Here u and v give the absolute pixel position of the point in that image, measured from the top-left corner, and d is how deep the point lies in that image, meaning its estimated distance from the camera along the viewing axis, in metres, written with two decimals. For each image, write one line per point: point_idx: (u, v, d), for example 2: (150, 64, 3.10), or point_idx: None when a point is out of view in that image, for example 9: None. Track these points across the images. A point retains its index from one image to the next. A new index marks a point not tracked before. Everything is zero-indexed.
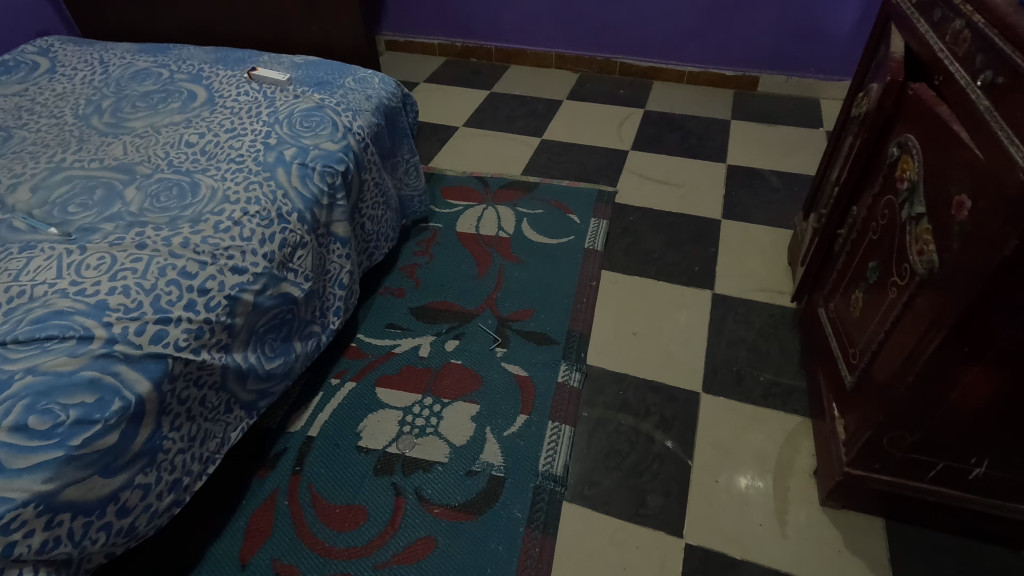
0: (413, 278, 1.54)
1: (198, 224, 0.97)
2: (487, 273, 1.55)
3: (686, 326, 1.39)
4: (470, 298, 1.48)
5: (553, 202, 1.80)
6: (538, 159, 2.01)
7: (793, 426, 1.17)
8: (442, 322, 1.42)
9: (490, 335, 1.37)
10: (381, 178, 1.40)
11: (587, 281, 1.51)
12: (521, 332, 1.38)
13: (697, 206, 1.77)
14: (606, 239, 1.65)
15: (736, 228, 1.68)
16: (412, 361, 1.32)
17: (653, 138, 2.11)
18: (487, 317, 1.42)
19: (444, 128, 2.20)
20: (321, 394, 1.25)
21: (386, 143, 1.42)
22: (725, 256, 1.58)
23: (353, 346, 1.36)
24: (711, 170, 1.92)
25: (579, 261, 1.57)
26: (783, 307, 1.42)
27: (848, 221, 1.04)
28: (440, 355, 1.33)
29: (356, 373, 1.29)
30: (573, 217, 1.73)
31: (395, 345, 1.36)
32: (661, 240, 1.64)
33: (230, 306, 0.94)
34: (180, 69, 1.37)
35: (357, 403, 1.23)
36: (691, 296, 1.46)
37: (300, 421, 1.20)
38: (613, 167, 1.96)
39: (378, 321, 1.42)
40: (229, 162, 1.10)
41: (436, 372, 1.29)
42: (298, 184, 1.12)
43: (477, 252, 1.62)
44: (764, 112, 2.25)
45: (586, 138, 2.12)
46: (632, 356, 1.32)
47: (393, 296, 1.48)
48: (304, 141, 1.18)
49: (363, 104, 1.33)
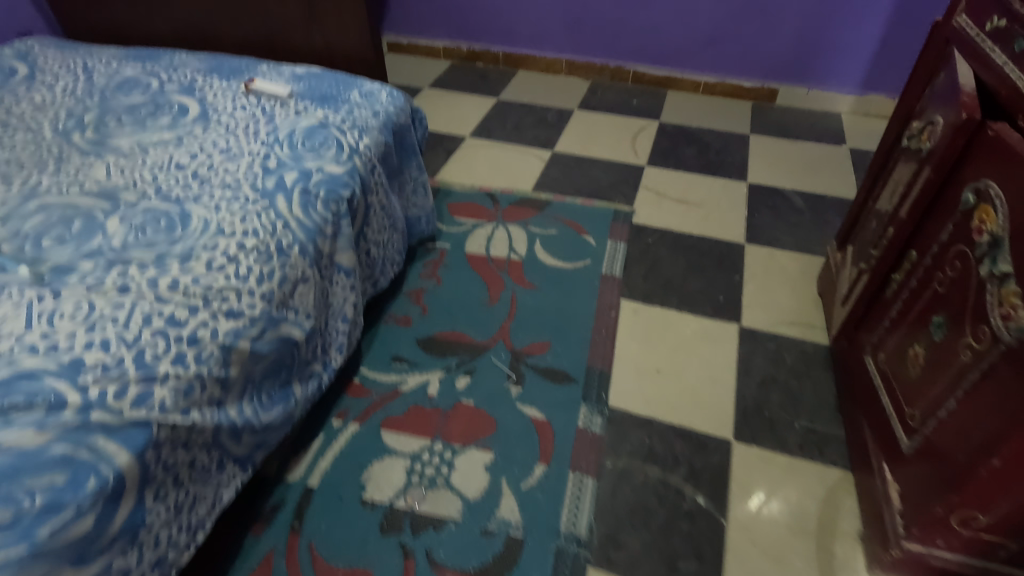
0: (419, 304, 1.44)
1: (188, 262, 0.87)
2: (499, 301, 1.45)
3: (713, 363, 1.30)
4: (482, 329, 1.38)
5: (567, 222, 1.71)
6: (550, 174, 1.92)
7: (833, 481, 1.08)
8: (452, 355, 1.32)
9: (504, 372, 1.28)
10: (387, 200, 1.30)
11: (605, 311, 1.42)
12: (537, 368, 1.28)
13: (718, 228, 1.68)
14: (624, 263, 1.56)
15: (760, 254, 1.59)
16: (420, 400, 1.22)
17: (669, 152, 2.02)
18: (500, 350, 1.32)
19: (450, 137, 2.10)
20: (321, 437, 1.15)
21: (393, 162, 1.32)
22: (750, 285, 1.49)
23: (356, 382, 1.26)
24: (731, 189, 1.83)
25: (597, 289, 1.48)
26: (816, 343, 1.33)
27: (904, 266, 0.95)
28: (451, 394, 1.23)
29: (360, 414, 1.20)
30: (588, 238, 1.64)
31: (402, 381, 1.26)
32: (682, 266, 1.55)
33: (224, 357, 0.84)
34: (171, 78, 1.27)
35: (361, 449, 1.14)
36: (716, 329, 1.38)
37: (299, 469, 1.10)
38: (629, 183, 1.86)
39: (382, 354, 1.32)
40: (223, 189, 1.00)
41: (446, 414, 1.20)
42: (300, 214, 1.02)
43: (488, 276, 1.53)
44: (784, 126, 2.16)
45: (600, 151, 2.02)
46: (655, 396, 1.23)
47: (399, 326, 1.39)
48: (307, 165, 1.08)
49: (369, 120, 1.23)
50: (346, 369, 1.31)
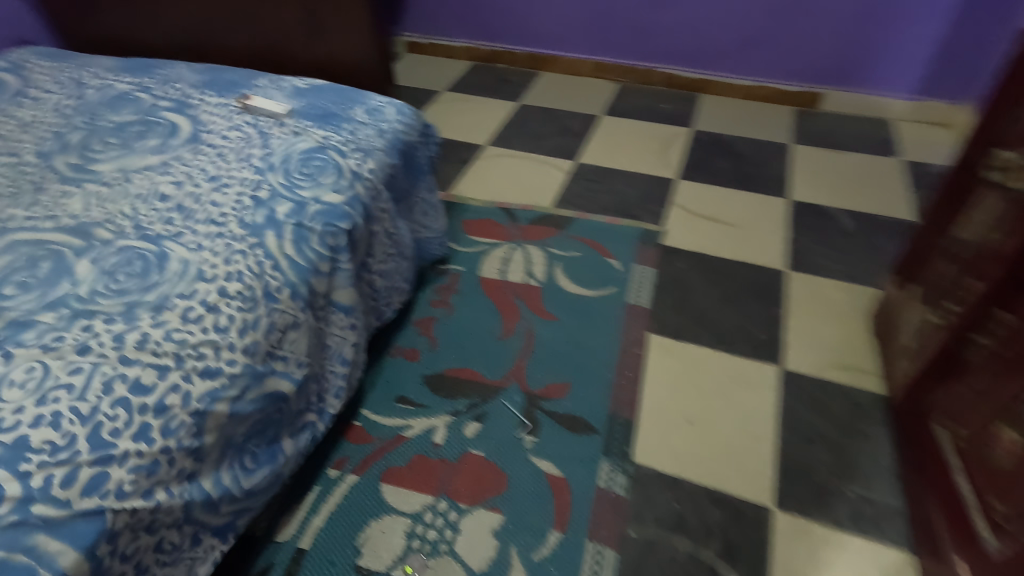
0: (428, 336, 1.34)
1: (162, 314, 0.78)
2: (514, 335, 1.33)
3: (751, 414, 1.16)
4: (494, 368, 1.26)
5: (590, 243, 1.58)
6: (572, 187, 1.78)
7: (891, 565, 0.94)
8: (461, 397, 1.21)
9: (517, 419, 1.16)
10: (394, 226, 1.20)
11: (630, 348, 1.29)
12: (554, 416, 1.17)
13: (756, 252, 1.53)
14: (651, 292, 1.42)
15: (804, 283, 1.43)
16: (425, 449, 1.12)
17: (702, 164, 1.86)
18: (513, 393, 1.21)
19: (467, 146, 1.98)
20: (316, 491, 1.06)
21: (401, 185, 1.21)
22: (793, 320, 1.34)
23: (356, 426, 1.16)
24: (771, 207, 1.67)
25: (621, 322, 1.35)
26: (869, 393, 1.18)
27: (992, 328, 0.80)
28: (458, 443, 1.13)
29: (359, 463, 1.10)
30: (613, 262, 1.51)
31: (406, 427, 1.16)
32: (716, 297, 1.41)
33: (197, 425, 0.74)
34: (164, 93, 1.17)
35: (359, 505, 1.04)
36: (755, 372, 1.23)
37: (290, 527, 1.01)
38: (658, 200, 1.72)
39: (387, 394, 1.22)
40: (208, 223, 0.90)
41: (453, 467, 1.09)
42: (292, 251, 0.92)
43: (503, 305, 1.41)
44: (829, 135, 1.98)
45: (627, 162, 1.88)
46: (685, 452, 1.10)
47: (406, 361, 1.28)
48: (302, 194, 0.98)
49: (374, 140, 1.12)
50: (347, 409, 1.21)
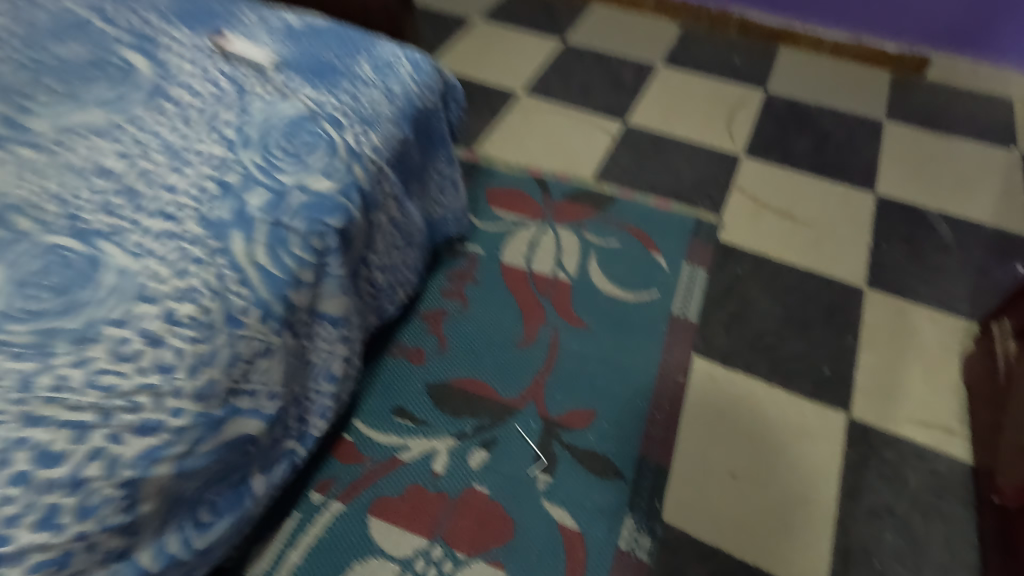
0: (436, 334, 1.16)
1: (87, 348, 0.60)
2: (535, 343, 1.15)
3: (806, 472, 0.98)
4: (508, 383, 1.09)
5: (634, 231, 1.34)
6: (618, 157, 1.52)
7: None
8: (469, 416, 1.05)
9: (532, 452, 1.00)
10: (401, 211, 0.99)
11: (670, 373, 1.10)
12: (575, 452, 1.00)
13: (831, 261, 1.29)
14: (701, 302, 1.21)
15: (886, 307, 1.21)
16: (423, 479, 0.97)
17: (775, 139, 1.57)
18: (529, 417, 1.04)
19: (500, 93, 1.70)
20: (295, 518, 0.92)
21: (412, 160, 0.99)
22: (868, 355, 1.13)
23: (346, 440, 1.01)
24: (854, 204, 1.41)
25: (662, 338, 1.15)
26: (954, 460, 0.99)
27: None
28: (461, 475, 0.98)
29: (346, 488, 0.96)
30: (658, 259, 1.29)
31: (402, 448, 1.01)
32: (778, 315, 1.19)
33: (129, 497, 0.59)
34: (123, 20, 0.93)
35: (342, 541, 0.91)
36: (817, 420, 1.04)
37: (262, 561, 0.88)
38: (718, 182, 1.46)
39: (384, 403, 1.06)
40: (159, 217, 0.71)
41: (452, 505, 0.95)
42: (265, 259, 0.73)
43: (526, 304, 1.21)
44: (931, 113, 1.66)
45: (685, 130, 1.60)
46: (723, 514, 0.94)
47: (408, 363, 1.12)
48: (282, 181, 0.77)
49: (381, 107, 0.89)
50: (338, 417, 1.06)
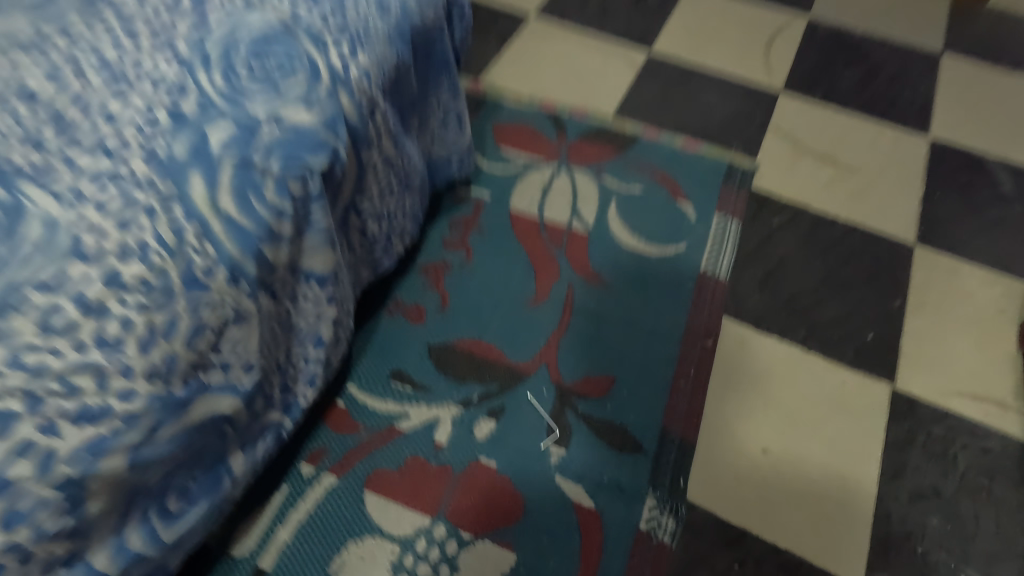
0: (438, 289, 1.04)
1: (4, 318, 0.48)
2: (547, 301, 1.04)
3: (843, 448, 0.90)
4: (517, 345, 0.99)
5: (659, 176, 1.20)
6: (642, 90, 1.35)
7: None
8: (474, 381, 0.95)
9: (544, 422, 0.91)
10: (396, 150, 0.85)
11: (697, 337, 1.00)
12: (592, 424, 0.91)
13: (877, 214, 1.16)
14: (732, 258, 1.09)
15: (937, 267, 1.09)
16: (424, 450, 0.89)
17: (818, 72, 1.40)
18: (540, 384, 0.95)
19: (509, 14, 1.50)
20: (284, 492, 0.84)
21: (409, 89, 0.84)
22: (916, 320, 1.02)
23: (339, 407, 0.92)
24: (905, 149, 1.26)
25: (688, 298, 1.04)
26: (1005, 437, 0.91)
27: None
28: (466, 447, 0.89)
29: (339, 459, 0.87)
30: (685, 208, 1.16)
31: (401, 416, 0.91)
32: (816, 274, 1.08)
33: (72, 499, 0.49)
34: None
35: (336, 518, 0.83)
36: (857, 391, 0.95)
37: (249, 539, 0.81)
38: (754, 122, 1.30)
39: (380, 366, 0.96)
40: (96, 153, 0.57)
41: (457, 480, 0.86)
42: (232, 209, 0.60)
43: (538, 257, 1.09)
44: (994, 44, 1.47)
45: (717, 60, 1.42)
46: (753, 494, 0.86)
47: (406, 322, 1.01)
48: (250, 110, 0.63)
49: (373, 21, 0.74)
50: None
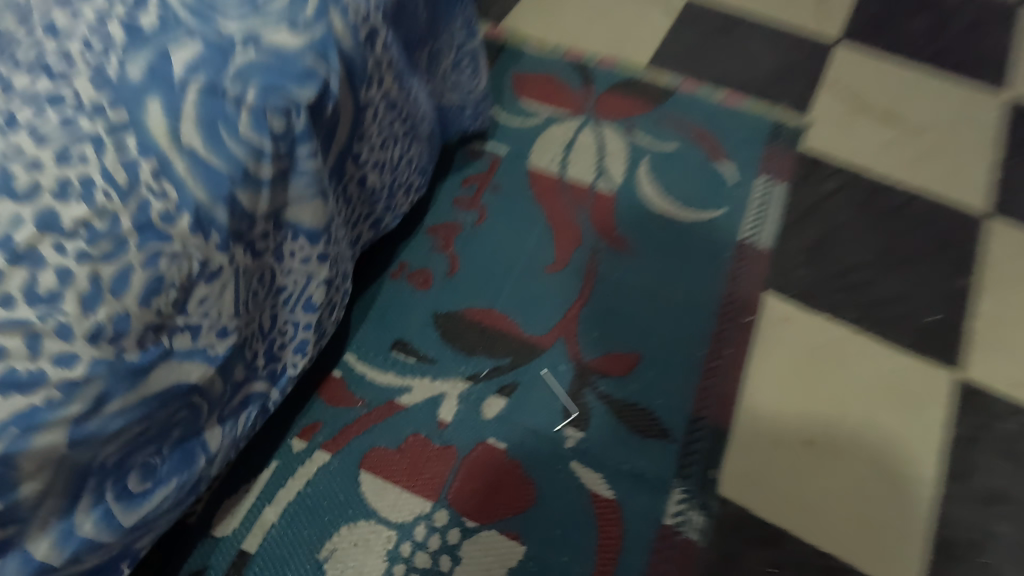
0: (447, 252, 0.95)
1: None
2: (567, 268, 0.93)
3: (899, 443, 0.80)
4: (532, 316, 0.89)
5: (696, 133, 1.08)
6: (680, 38, 1.21)
7: None
8: (484, 354, 0.86)
9: (559, 402, 0.82)
10: (400, 89, 0.74)
11: (734, 314, 0.89)
12: (613, 406, 0.82)
13: (944, 180, 1.02)
14: (777, 226, 0.98)
15: (1013, 242, 0.96)
16: (426, 428, 0.80)
17: (881, 19, 1.24)
18: (557, 360, 0.86)
19: None
20: (272, 469, 0.77)
21: (415, 17, 0.73)
22: (987, 301, 0.90)
23: (335, 379, 0.84)
24: (979, 107, 1.11)
25: (724, 270, 0.94)
26: None
27: None
28: (473, 426, 0.81)
29: (333, 435, 0.80)
30: (725, 169, 1.03)
31: (402, 390, 0.83)
32: (872, 246, 0.96)
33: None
34: None
35: (327, 498, 0.75)
36: (917, 380, 0.84)
37: (233, 519, 0.74)
38: (805, 74, 1.16)
39: (381, 335, 0.88)
40: (37, 74, 0.48)
41: (461, 462, 0.78)
42: (200, 144, 0.51)
43: (558, 220, 0.98)
44: None
45: (766, 4, 1.26)
46: (794, 489, 0.77)
47: (411, 287, 0.92)
48: (222, 27, 0.52)
49: None
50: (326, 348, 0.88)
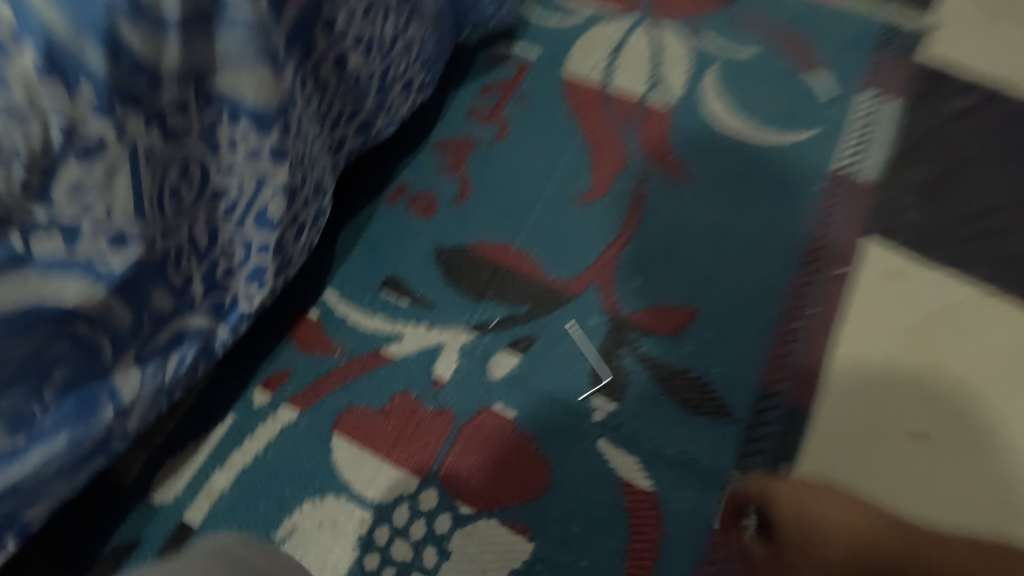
0: (457, 172, 0.76)
1: None
2: (606, 198, 0.74)
3: None
4: (559, 256, 0.71)
5: (782, 36, 0.84)
6: None
7: None
8: (496, 299, 0.68)
9: (587, 365, 0.65)
10: None
11: (822, 265, 0.69)
12: (656, 372, 0.64)
13: None
14: (886, 153, 0.75)
15: None
16: (418, 387, 0.64)
17: None
18: (588, 311, 0.67)
19: None
20: (227, 425, 0.63)
21: None
22: None
23: (310, 321, 0.68)
24: None
25: (812, 208, 0.73)
26: None
27: None
28: (477, 387, 0.64)
29: (304, 389, 0.64)
30: (817, 82, 0.80)
31: (392, 338, 0.67)
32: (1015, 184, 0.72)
33: None
34: None
35: (291, 466, 0.61)
36: None
37: (176, 483, 0.60)
38: None
39: (371, 270, 0.71)
40: None
41: (459, 432, 0.62)
42: None
43: (598, 138, 0.78)
44: None
45: None
46: (892, 496, 0.60)
47: (411, 214, 0.74)
48: None
49: None
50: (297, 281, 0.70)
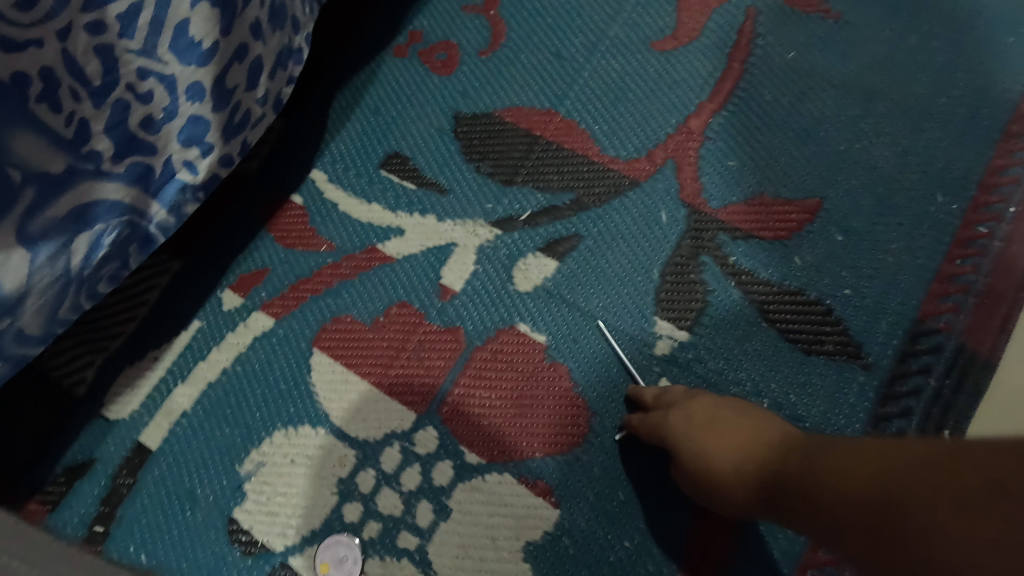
0: (489, 10, 0.56)
1: None
2: (694, 44, 0.52)
3: None
4: (622, 127, 0.51)
5: None
6: None
7: None
8: (532, 184, 0.50)
9: (652, 277, 0.47)
10: None
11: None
12: (749, 291, 0.46)
13: None
14: None
15: None
16: (422, 295, 0.49)
17: None
18: (659, 203, 0.48)
19: None
20: (192, 331, 0.50)
21: None
22: None
23: (293, 207, 0.53)
24: None
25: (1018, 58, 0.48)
26: None
27: None
28: (500, 299, 0.48)
29: (282, 292, 0.51)
30: None
31: (393, 230, 0.51)
32: None
33: None
34: None
35: (263, 387, 0.48)
36: None
37: (134, 397, 0.49)
38: None
39: (370, 142, 0.54)
40: None
41: (474, 357, 0.47)
42: None
43: None
44: None
45: None
46: None
47: (424, 70, 0.55)
48: None
49: None
50: (276, 157, 0.54)
